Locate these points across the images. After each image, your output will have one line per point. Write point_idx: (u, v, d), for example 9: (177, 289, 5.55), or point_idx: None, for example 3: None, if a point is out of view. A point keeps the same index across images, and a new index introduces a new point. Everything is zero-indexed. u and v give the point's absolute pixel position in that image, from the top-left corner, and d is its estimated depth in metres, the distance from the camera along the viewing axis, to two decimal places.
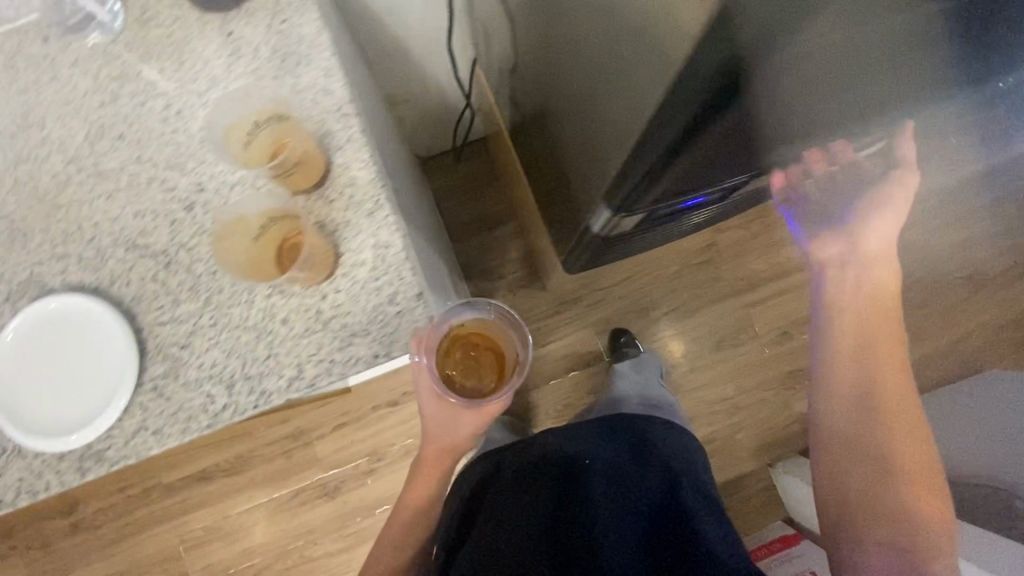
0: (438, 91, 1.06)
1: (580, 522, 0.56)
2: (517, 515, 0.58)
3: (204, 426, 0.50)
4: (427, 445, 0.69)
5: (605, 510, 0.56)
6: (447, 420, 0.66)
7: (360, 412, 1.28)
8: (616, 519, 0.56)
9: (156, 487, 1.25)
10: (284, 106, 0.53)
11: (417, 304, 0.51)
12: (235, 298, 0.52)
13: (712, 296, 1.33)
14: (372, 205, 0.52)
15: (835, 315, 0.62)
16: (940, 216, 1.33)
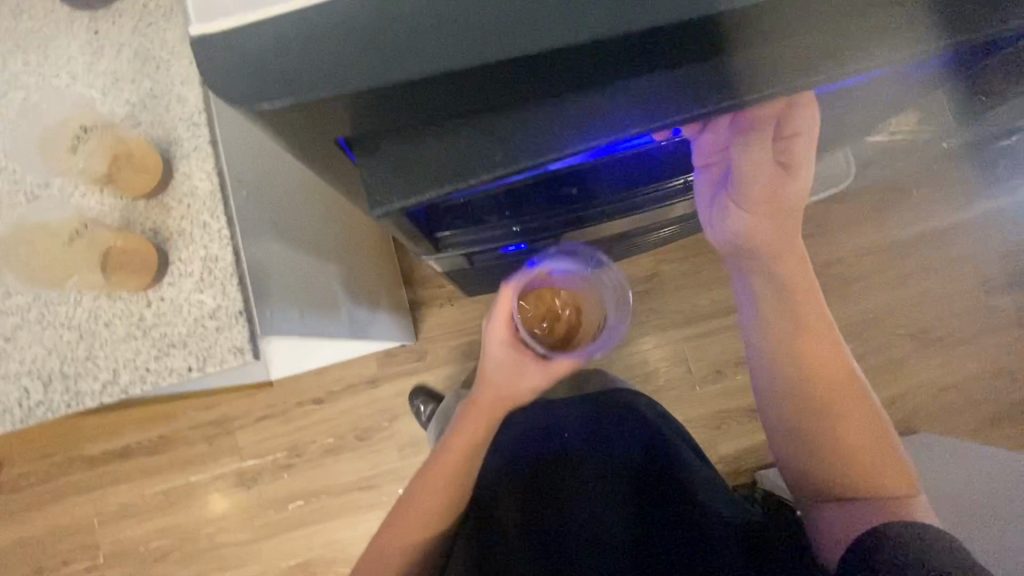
0: None
1: (579, 473, 0.79)
2: (574, 479, 0.78)
3: (18, 420, 0.51)
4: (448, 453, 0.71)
5: (585, 456, 0.80)
6: (513, 368, 0.71)
7: (285, 406, 1.28)
8: (597, 467, 0.78)
9: (78, 459, 1.27)
10: (137, 110, 0.54)
11: (237, 322, 0.51)
12: (62, 297, 0.52)
13: (650, 327, 1.31)
14: (207, 216, 0.52)
15: (777, 292, 0.63)
16: (892, 270, 1.30)
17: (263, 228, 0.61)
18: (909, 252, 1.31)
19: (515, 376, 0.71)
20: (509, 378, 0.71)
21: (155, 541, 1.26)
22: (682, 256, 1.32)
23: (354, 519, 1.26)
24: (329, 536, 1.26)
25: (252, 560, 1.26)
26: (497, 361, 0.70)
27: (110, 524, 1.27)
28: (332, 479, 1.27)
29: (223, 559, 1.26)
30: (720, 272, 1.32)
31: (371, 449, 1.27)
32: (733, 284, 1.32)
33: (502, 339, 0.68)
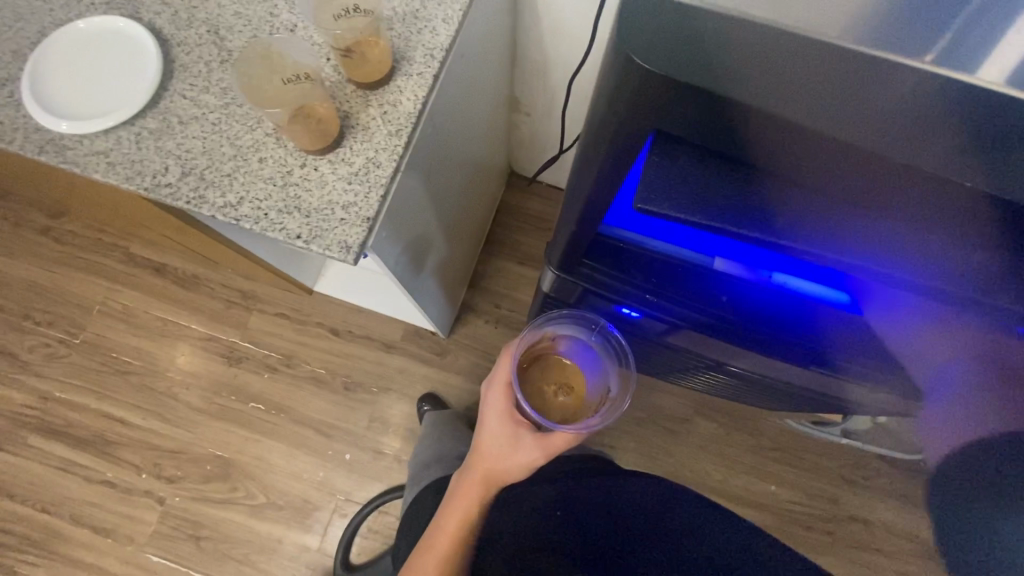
0: (556, 130, 1.09)
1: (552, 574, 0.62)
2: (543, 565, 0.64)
3: (141, 187, 0.54)
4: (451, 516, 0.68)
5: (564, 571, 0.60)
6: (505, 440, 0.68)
7: (305, 317, 1.31)
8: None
9: (122, 250, 1.34)
10: (396, 20, 0.59)
11: (360, 225, 0.53)
12: (244, 118, 0.56)
13: (652, 463, 1.26)
14: (394, 130, 0.56)
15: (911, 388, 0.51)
16: (909, 564, 1.21)
17: (420, 166, 0.64)
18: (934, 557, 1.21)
19: (509, 450, 0.68)
20: (498, 453, 0.68)
21: (126, 356, 1.29)
22: (719, 419, 1.28)
23: (291, 452, 1.23)
24: (261, 452, 1.23)
25: (187, 428, 1.25)
26: (491, 432, 0.69)
27: (103, 317, 1.31)
28: (298, 405, 1.26)
29: (164, 409, 1.26)
30: (745, 459, 1.26)
31: (347, 403, 1.26)
32: (751, 476, 1.26)
33: (500, 409, 0.69)
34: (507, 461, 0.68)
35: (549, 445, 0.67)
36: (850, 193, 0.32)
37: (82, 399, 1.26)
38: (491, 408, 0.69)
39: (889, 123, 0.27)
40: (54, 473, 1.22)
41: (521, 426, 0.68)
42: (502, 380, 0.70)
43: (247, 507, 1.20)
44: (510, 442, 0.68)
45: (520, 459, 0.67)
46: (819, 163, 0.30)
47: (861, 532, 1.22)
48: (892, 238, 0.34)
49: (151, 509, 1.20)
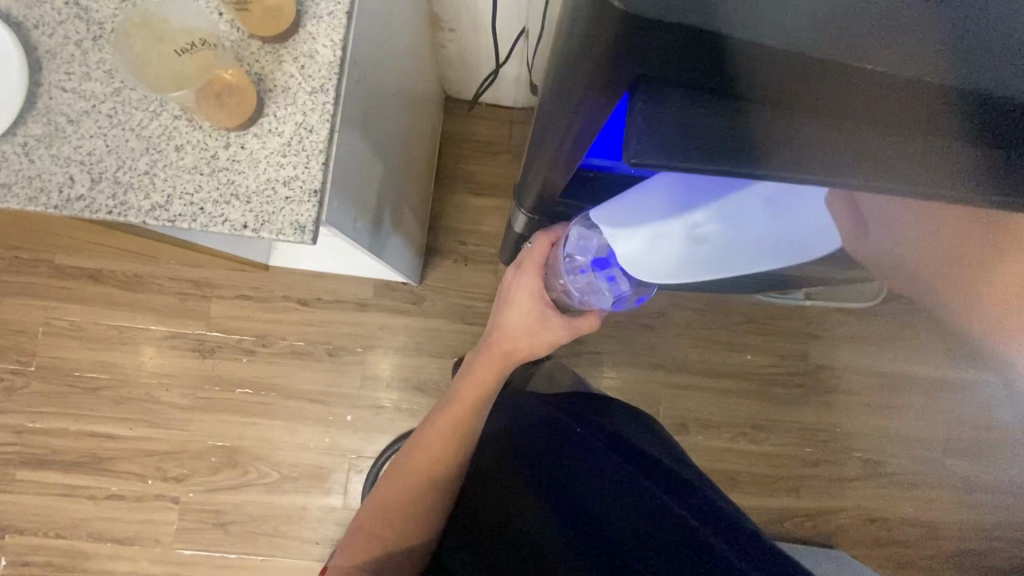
0: (484, 44, 1.01)
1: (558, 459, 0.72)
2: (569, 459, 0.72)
3: (51, 206, 0.48)
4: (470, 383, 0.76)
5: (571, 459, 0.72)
6: (532, 323, 0.74)
7: (269, 294, 1.26)
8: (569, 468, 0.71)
9: (46, 264, 1.22)
10: None
11: (309, 200, 0.49)
12: (143, 104, 0.49)
13: (638, 359, 1.33)
14: (318, 85, 0.50)
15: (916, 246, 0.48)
16: (871, 395, 1.35)
17: (355, 118, 0.58)
18: (892, 385, 1.35)
19: (537, 327, 0.74)
20: (525, 328, 0.74)
21: (91, 373, 1.23)
22: (693, 306, 1.34)
23: (292, 427, 1.24)
24: (261, 434, 1.24)
25: (178, 427, 1.23)
26: (521, 310, 0.74)
27: (52, 338, 1.23)
28: (286, 381, 1.25)
29: (149, 415, 1.23)
30: (721, 337, 1.34)
31: (336, 368, 1.26)
32: (728, 351, 1.34)
33: (531, 289, 0.74)
34: (534, 335, 0.74)
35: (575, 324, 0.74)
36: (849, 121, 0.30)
37: (60, 424, 1.21)
38: (522, 287, 0.74)
39: (910, 47, 0.25)
40: (57, 500, 1.20)
41: (546, 306, 0.73)
42: (537, 259, 0.72)
43: (262, 485, 1.22)
44: (538, 321, 0.74)
45: (545, 334, 0.74)
46: (819, 93, 0.28)
47: (828, 378, 1.35)
48: (887, 182, 0.32)
49: (169, 510, 1.21)
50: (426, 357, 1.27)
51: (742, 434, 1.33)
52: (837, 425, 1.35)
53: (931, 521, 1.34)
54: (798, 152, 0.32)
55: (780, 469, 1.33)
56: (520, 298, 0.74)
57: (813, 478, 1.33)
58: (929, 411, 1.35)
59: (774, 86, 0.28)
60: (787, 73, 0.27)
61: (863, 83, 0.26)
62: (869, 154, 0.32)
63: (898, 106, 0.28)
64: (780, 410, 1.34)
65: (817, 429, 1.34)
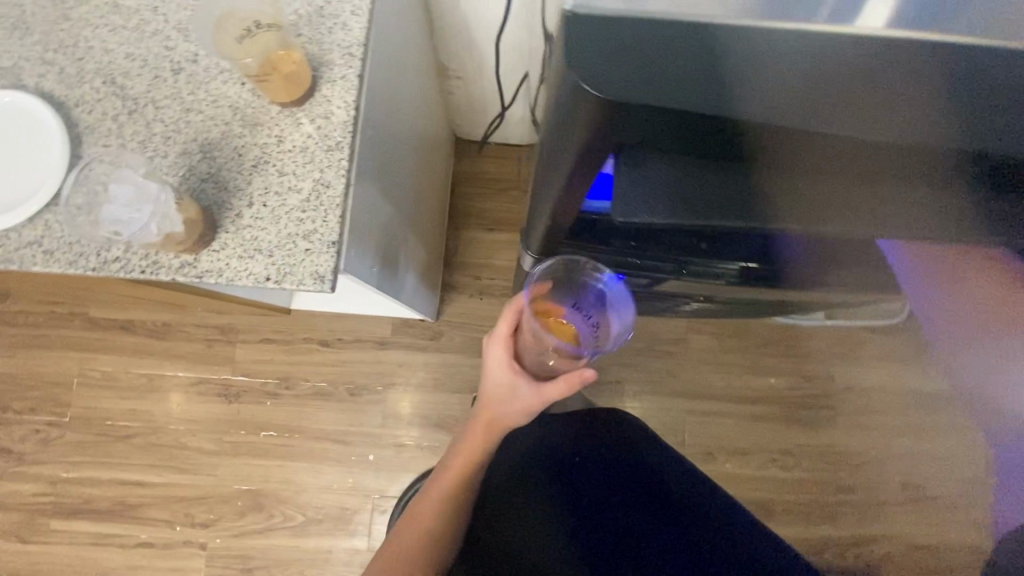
0: (490, 89, 1.05)
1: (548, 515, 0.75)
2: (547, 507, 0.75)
3: (89, 269, 0.51)
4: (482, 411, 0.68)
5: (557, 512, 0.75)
6: (503, 393, 0.65)
7: (291, 336, 1.29)
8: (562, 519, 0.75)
9: (81, 317, 1.28)
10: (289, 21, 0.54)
11: (327, 251, 0.52)
12: (173, 169, 0.53)
13: (658, 386, 1.31)
14: (333, 144, 0.53)
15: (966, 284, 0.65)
16: (903, 414, 1.31)
17: (369, 169, 0.61)
18: (925, 403, 1.31)
19: (507, 396, 0.65)
20: (498, 398, 0.66)
21: (122, 421, 1.26)
22: (709, 330, 1.33)
23: (315, 468, 1.25)
24: (286, 476, 1.25)
25: (206, 472, 1.25)
26: (490, 379, 0.65)
27: (85, 388, 1.27)
28: (308, 423, 1.26)
29: (177, 461, 1.25)
30: (741, 361, 1.32)
31: (357, 408, 1.27)
32: (751, 375, 1.32)
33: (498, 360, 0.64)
34: (508, 407, 0.65)
35: (546, 393, 0.63)
36: (863, 161, 0.40)
37: (92, 473, 1.24)
38: (490, 360, 0.64)
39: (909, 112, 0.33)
40: (89, 549, 1.22)
41: (520, 376, 0.64)
42: (502, 333, 0.63)
43: (287, 528, 1.23)
44: (508, 390, 0.65)
45: (518, 404, 0.65)
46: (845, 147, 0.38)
47: (857, 398, 1.31)
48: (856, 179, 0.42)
49: (196, 556, 1.22)
50: (446, 394, 1.27)
51: (772, 460, 1.30)
52: (870, 447, 1.30)
53: (982, 548, 1.27)
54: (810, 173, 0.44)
55: (815, 497, 1.28)
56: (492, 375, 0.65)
57: (849, 504, 1.28)
58: (967, 428, 1.30)
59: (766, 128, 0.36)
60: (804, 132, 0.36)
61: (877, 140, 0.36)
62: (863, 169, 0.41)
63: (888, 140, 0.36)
64: (810, 434, 1.31)
65: (850, 452, 1.30)
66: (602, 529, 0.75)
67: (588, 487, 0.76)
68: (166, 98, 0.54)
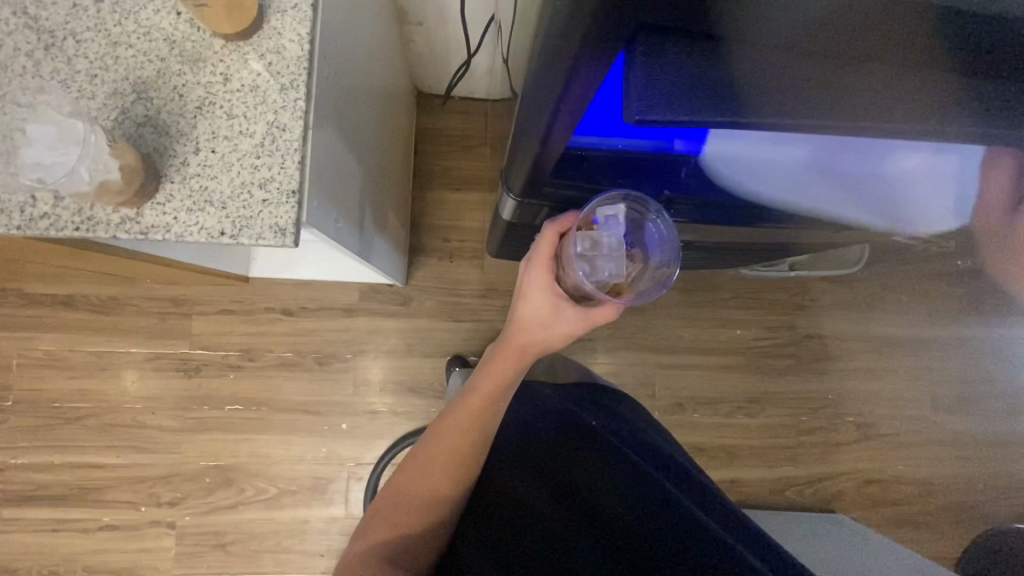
0: (453, 35, 0.99)
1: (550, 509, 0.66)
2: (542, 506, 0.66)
3: (13, 227, 0.45)
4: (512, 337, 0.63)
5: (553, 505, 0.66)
6: (543, 319, 0.61)
7: (252, 306, 1.23)
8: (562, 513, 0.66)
9: (14, 293, 1.18)
10: None
11: (288, 201, 0.48)
12: (104, 112, 0.47)
13: (631, 342, 1.33)
14: (287, 82, 0.49)
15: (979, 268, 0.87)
16: (860, 359, 1.37)
17: (329, 115, 0.57)
18: (880, 347, 1.38)
19: (546, 323, 0.61)
20: (536, 323, 0.61)
21: (72, 402, 1.18)
22: (680, 284, 1.35)
23: (287, 439, 1.22)
24: (256, 449, 1.21)
25: (169, 450, 1.20)
26: (530, 303, 0.61)
27: (27, 370, 1.18)
28: (276, 394, 1.22)
29: (137, 440, 1.19)
30: (710, 314, 1.35)
31: (327, 377, 1.23)
32: (719, 327, 1.35)
33: (541, 281, 0.59)
34: (547, 332, 0.61)
35: (595, 314, 0.60)
36: (844, 57, 0.30)
37: (43, 458, 1.17)
38: (532, 281, 0.60)
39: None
40: (47, 536, 1.16)
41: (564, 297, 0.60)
42: (547, 250, 0.59)
43: (261, 501, 1.20)
44: (550, 315, 0.60)
45: (559, 330, 0.61)
46: (841, 28, 0.27)
47: (818, 346, 1.37)
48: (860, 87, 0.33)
49: (165, 535, 1.18)
50: (419, 359, 1.25)
51: (738, 408, 1.35)
52: (830, 391, 1.37)
53: (926, 478, 1.37)
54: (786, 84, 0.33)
55: (779, 440, 1.35)
56: (533, 295, 0.60)
57: (809, 445, 1.35)
58: (917, 369, 1.38)
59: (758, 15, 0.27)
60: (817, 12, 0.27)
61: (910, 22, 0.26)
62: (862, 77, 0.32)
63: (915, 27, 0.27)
64: (774, 382, 1.36)
65: (811, 397, 1.36)
66: (605, 513, 0.65)
67: (587, 468, 0.68)
68: (89, 31, 0.48)
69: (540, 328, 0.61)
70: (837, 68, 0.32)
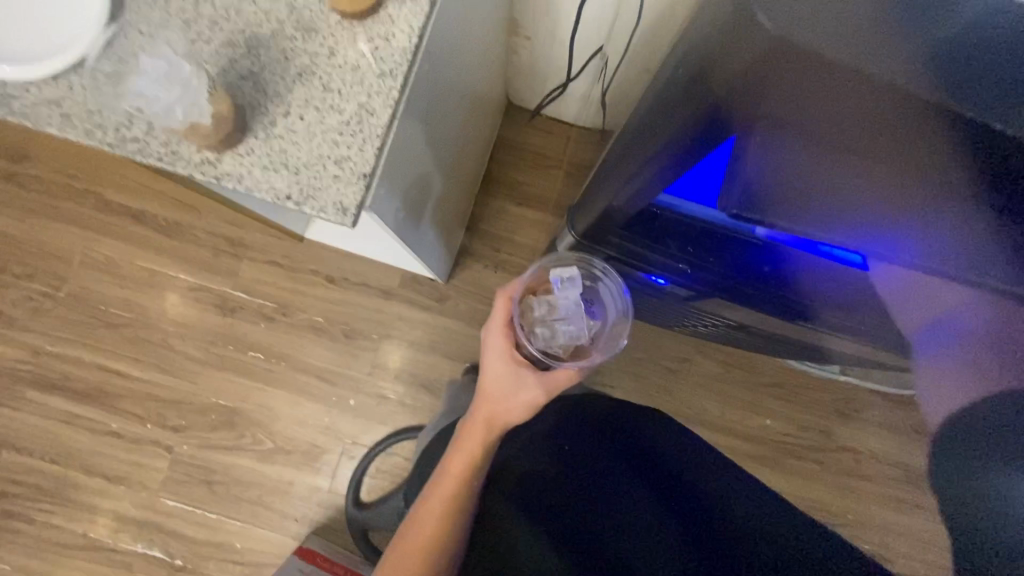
0: (557, 57, 0.99)
1: (559, 531, 0.60)
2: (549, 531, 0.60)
3: (104, 143, 0.47)
4: (477, 409, 0.66)
5: (560, 527, 0.60)
6: (506, 387, 0.64)
7: (298, 265, 1.26)
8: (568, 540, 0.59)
9: (95, 196, 1.26)
10: None
11: (356, 183, 0.48)
12: (213, 57, 0.49)
13: (654, 401, 1.28)
14: (388, 69, 0.49)
15: None
16: (892, 488, 1.27)
17: (418, 110, 0.57)
18: (918, 481, 1.27)
19: (510, 390, 0.64)
20: (499, 392, 0.64)
21: (116, 309, 1.25)
22: (719, 357, 1.29)
23: (295, 400, 1.23)
24: (264, 401, 1.24)
25: (187, 379, 1.24)
26: (491, 373, 0.65)
27: (86, 269, 1.25)
28: (297, 354, 1.25)
29: (161, 361, 1.24)
30: (743, 396, 1.29)
31: (348, 351, 1.25)
32: (749, 412, 1.29)
33: (501, 350, 0.64)
34: (511, 400, 0.64)
35: (554, 378, 0.63)
36: (859, 159, 0.35)
37: (75, 353, 1.24)
38: (492, 350, 0.65)
39: (903, 50, 0.27)
40: (58, 426, 1.22)
41: (524, 364, 0.63)
42: (500, 321, 0.65)
43: (255, 452, 1.22)
44: (513, 381, 0.64)
45: (523, 397, 0.63)
46: (860, 107, 0.31)
47: (850, 461, 1.28)
48: (871, 205, 0.37)
49: (160, 457, 1.22)
50: (440, 358, 1.25)
51: None
52: (850, 512, 1.27)
53: None
54: (814, 182, 0.37)
55: None
56: (493, 365, 0.64)
57: None
58: None
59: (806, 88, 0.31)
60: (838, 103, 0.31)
61: (912, 128, 0.30)
62: (887, 197, 0.36)
63: (915, 145, 0.31)
64: (792, 485, 1.27)
65: (829, 512, 1.27)
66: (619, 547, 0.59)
67: (597, 491, 0.64)
68: None
69: (502, 398, 0.64)
70: (860, 179, 0.36)
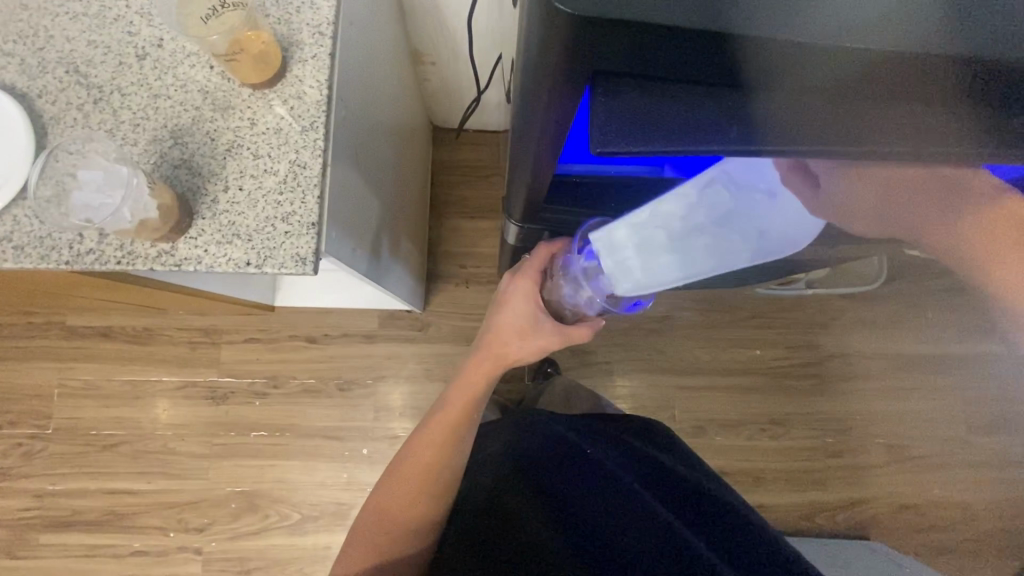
0: (465, 72, 1.04)
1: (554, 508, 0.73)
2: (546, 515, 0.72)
3: (62, 262, 0.50)
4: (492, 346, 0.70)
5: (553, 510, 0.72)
6: (523, 329, 0.68)
7: (276, 335, 1.27)
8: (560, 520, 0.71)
9: (58, 326, 1.25)
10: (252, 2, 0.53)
11: (307, 233, 0.51)
12: (145, 157, 0.52)
13: (649, 365, 1.33)
14: (308, 124, 0.53)
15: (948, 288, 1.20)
16: (884, 379, 1.34)
17: (346, 153, 0.61)
18: (905, 365, 1.35)
19: (527, 334, 0.68)
20: (515, 334, 0.69)
21: (108, 429, 1.24)
22: (695, 305, 1.35)
23: (309, 465, 1.24)
24: (280, 475, 1.24)
25: (197, 476, 1.23)
26: (512, 315, 0.69)
27: (67, 399, 1.24)
28: (300, 420, 1.25)
29: (167, 467, 1.23)
30: (727, 335, 1.34)
31: (348, 403, 1.26)
32: (737, 347, 1.34)
33: (526, 294, 0.68)
34: (523, 342, 0.68)
35: (566, 333, 0.68)
36: (857, 95, 0.33)
37: (78, 484, 1.22)
38: (516, 291, 0.69)
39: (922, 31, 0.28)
40: (80, 562, 1.20)
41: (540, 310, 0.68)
42: (534, 265, 0.68)
43: (284, 527, 1.22)
44: (531, 327, 0.68)
45: (535, 341, 0.68)
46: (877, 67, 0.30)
47: (841, 366, 1.34)
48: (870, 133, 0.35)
49: (192, 561, 1.21)
50: (438, 384, 1.27)
51: (761, 430, 1.32)
52: (856, 412, 1.33)
53: (966, 502, 1.31)
54: (797, 129, 0.35)
55: (805, 462, 1.31)
56: (514, 306, 0.69)
57: (838, 468, 1.31)
58: (946, 387, 1.34)
59: (812, 66, 0.30)
60: (854, 67, 0.30)
61: (923, 76, 0.30)
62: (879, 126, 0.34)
63: (919, 83, 0.31)
64: (797, 403, 1.33)
65: (836, 418, 1.33)
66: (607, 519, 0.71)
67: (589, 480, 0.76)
68: (133, 85, 0.53)
69: (515, 339, 0.68)
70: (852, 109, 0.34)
